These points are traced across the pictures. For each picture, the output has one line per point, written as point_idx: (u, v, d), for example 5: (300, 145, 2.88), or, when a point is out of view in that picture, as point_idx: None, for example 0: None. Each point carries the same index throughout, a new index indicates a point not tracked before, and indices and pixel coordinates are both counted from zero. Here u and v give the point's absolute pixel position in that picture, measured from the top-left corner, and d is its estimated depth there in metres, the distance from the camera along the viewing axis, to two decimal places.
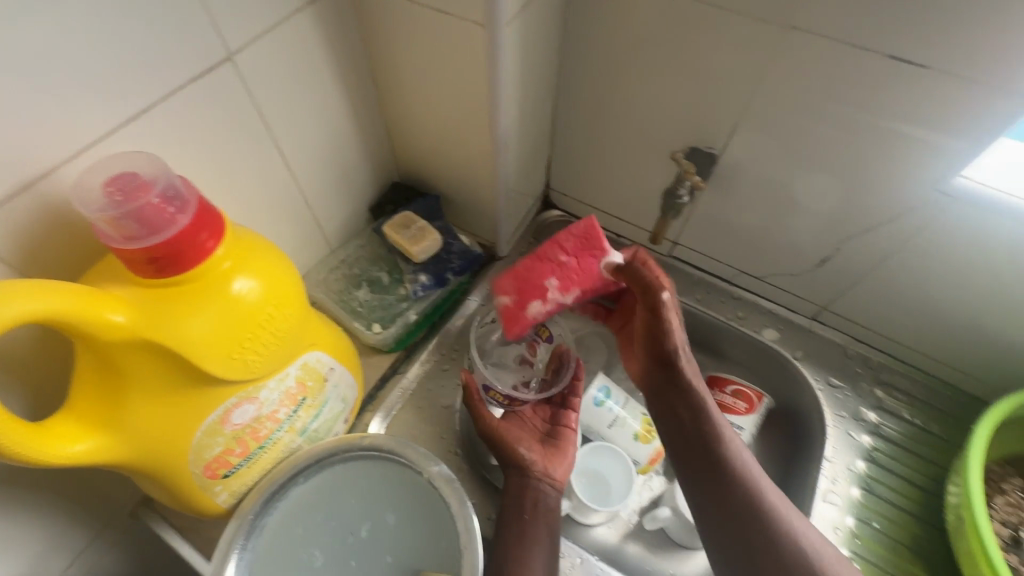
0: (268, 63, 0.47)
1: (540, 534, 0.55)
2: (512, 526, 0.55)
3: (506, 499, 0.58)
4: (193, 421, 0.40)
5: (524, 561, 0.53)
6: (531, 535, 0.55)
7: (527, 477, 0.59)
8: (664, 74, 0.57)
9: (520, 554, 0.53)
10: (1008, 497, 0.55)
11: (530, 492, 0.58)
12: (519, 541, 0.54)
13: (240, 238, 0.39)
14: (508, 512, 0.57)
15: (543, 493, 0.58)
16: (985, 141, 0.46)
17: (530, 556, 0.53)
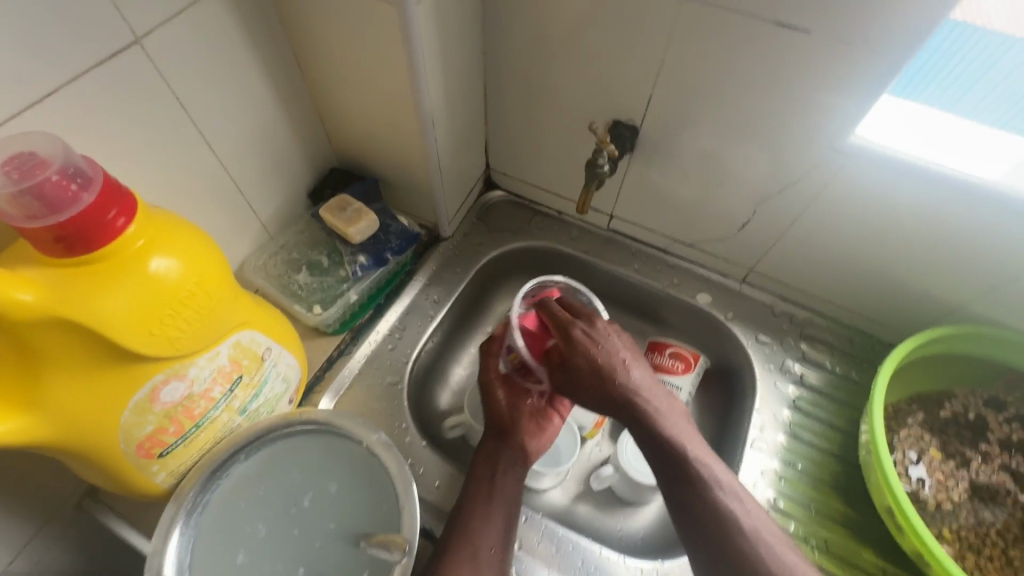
0: (183, 47, 0.48)
1: (502, 503, 0.55)
2: (480, 487, 0.56)
3: (477, 459, 0.58)
4: (120, 400, 0.40)
5: (482, 523, 0.53)
6: (496, 498, 0.55)
7: (504, 441, 0.59)
8: (581, 49, 0.59)
9: (478, 515, 0.54)
10: (908, 430, 0.61)
11: (505, 458, 0.58)
12: (482, 504, 0.55)
13: (155, 217, 0.40)
14: (478, 471, 0.57)
15: (501, 480, 0.57)
16: (866, 99, 0.50)
17: (491, 517, 0.54)
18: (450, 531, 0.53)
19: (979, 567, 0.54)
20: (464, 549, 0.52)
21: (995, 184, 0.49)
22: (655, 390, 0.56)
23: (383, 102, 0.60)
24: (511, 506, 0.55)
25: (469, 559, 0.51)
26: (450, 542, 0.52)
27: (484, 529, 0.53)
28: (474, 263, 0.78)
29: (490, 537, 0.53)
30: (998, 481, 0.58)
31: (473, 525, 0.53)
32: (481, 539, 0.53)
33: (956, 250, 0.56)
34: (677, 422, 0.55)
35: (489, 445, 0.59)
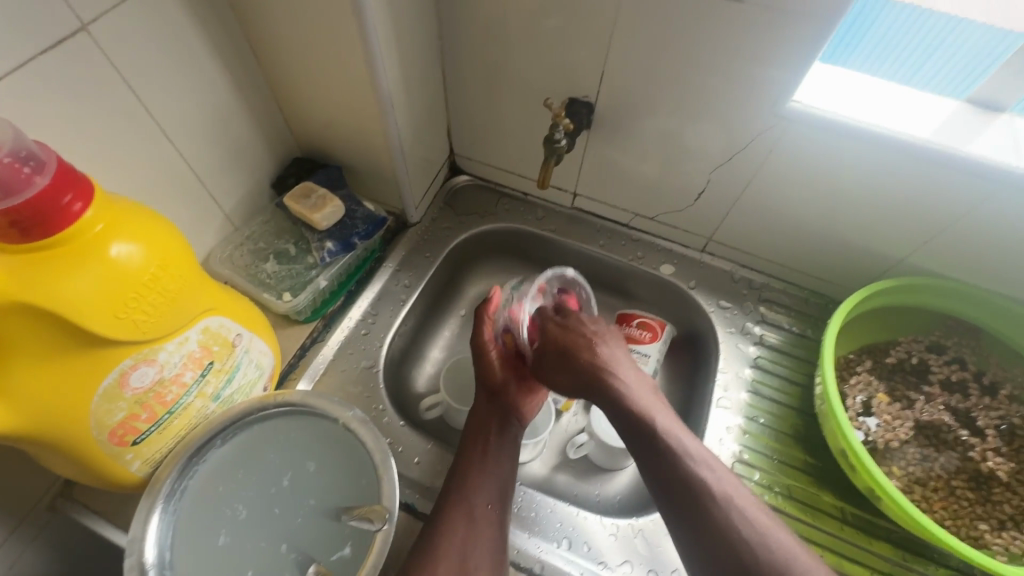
0: (131, 34, 0.47)
1: (498, 459, 0.59)
2: (475, 449, 0.60)
3: (471, 424, 0.62)
4: (88, 386, 0.41)
5: (474, 485, 0.56)
6: (490, 461, 0.59)
7: (492, 408, 0.63)
8: (534, 29, 0.61)
9: (473, 479, 0.57)
10: (858, 377, 0.66)
11: (497, 423, 0.62)
12: (476, 465, 0.58)
13: (114, 203, 0.41)
14: (471, 435, 0.61)
15: (485, 453, 0.59)
16: (802, 66, 0.52)
17: (484, 477, 0.57)
18: (445, 495, 0.56)
19: (925, 498, 0.59)
20: (459, 511, 0.54)
21: (923, 140, 0.53)
22: (624, 364, 0.60)
23: (340, 87, 0.61)
24: (505, 465, 0.59)
25: (465, 520, 0.54)
26: (444, 506, 0.55)
27: (479, 489, 0.56)
28: (443, 247, 0.79)
29: (485, 494, 0.56)
30: (940, 418, 0.62)
31: (467, 486, 0.56)
32: (475, 497, 0.56)
33: (893, 206, 0.60)
34: (646, 394, 0.57)
35: (479, 413, 0.63)
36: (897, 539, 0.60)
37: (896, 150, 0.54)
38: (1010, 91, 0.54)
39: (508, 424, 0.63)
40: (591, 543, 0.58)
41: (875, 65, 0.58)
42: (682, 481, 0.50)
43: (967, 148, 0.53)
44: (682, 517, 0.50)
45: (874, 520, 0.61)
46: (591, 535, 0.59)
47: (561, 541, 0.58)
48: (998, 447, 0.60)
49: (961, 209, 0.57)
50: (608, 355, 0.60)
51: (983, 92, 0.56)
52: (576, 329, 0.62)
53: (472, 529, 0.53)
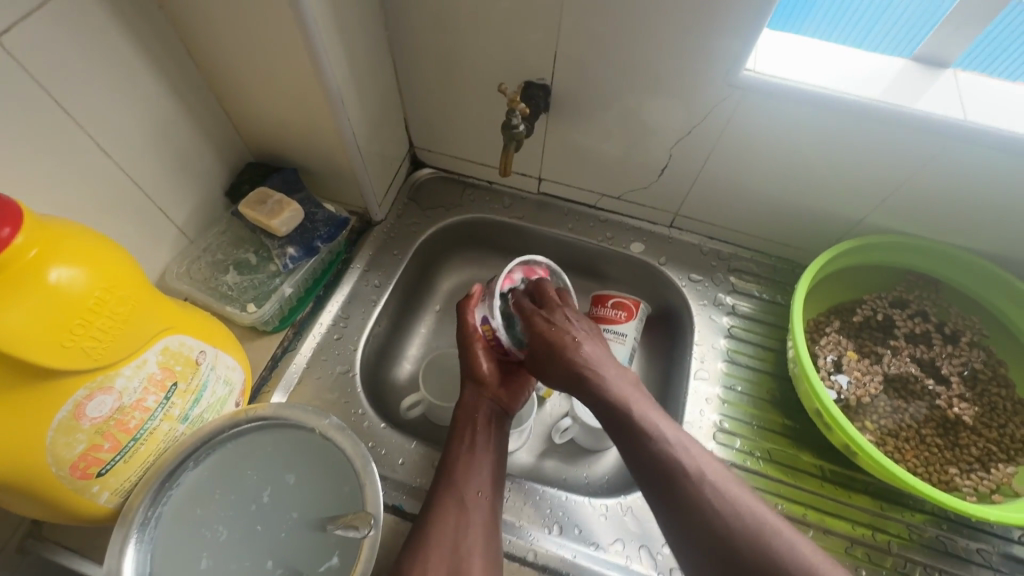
0: (50, 44, 0.44)
1: (487, 447, 0.59)
2: (463, 441, 0.59)
3: (457, 417, 0.62)
4: (40, 421, 0.39)
5: (465, 474, 0.56)
6: (478, 449, 0.59)
7: (477, 399, 0.62)
8: (483, 12, 0.59)
9: (463, 468, 0.57)
10: (828, 338, 0.67)
11: (484, 412, 0.62)
12: (465, 456, 0.58)
13: (46, 225, 0.38)
14: (459, 427, 0.60)
15: (471, 440, 0.59)
16: (754, 33, 0.52)
17: (474, 466, 0.57)
18: (435, 487, 0.56)
19: (898, 449, 0.61)
20: (450, 499, 0.54)
21: (873, 100, 0.54)
22: (606, 361, 0.58)
23: (287, 88, 0.58)
24: (495, 453, 0.59)
25: (456, 509, 0.54)
26: (435, 498, 0.55)
27: (469, 477, 0.56)
28: (411, 243, 0.77)
29: (476, 481, 0.56)
30: (907, 370, 0.64)
31: (458, 475, 0.56)
32: (466, 485, 0.55)
33: (850, 168, 0.61)
34: (627, 387, 0.56)
35: (467, 404, 0.62)
36: (875, 490, 0.62)
37: (848, 111, 0.55)
38: (953, 44, 0.56)
39: (496, 414, 0.62)
40: (581, 525, 0.59)
41: (827, 33, 0.59)
42: (659, 469, 0.50)
43: (914, 105, 0.54)
44: (664, 503, 0.49)
45: (851, 474, 0.63)
46: (582, 518, 0.59)
47: (552, 526, 0.59)
48: (962, 392, 0.63)
49: (913, 165, 0.58)
50: (592, 353, 0.58)
51: (928, 49, 0.57)
52: (559, 327, 0.60)
53: (464, 515, 0.53)
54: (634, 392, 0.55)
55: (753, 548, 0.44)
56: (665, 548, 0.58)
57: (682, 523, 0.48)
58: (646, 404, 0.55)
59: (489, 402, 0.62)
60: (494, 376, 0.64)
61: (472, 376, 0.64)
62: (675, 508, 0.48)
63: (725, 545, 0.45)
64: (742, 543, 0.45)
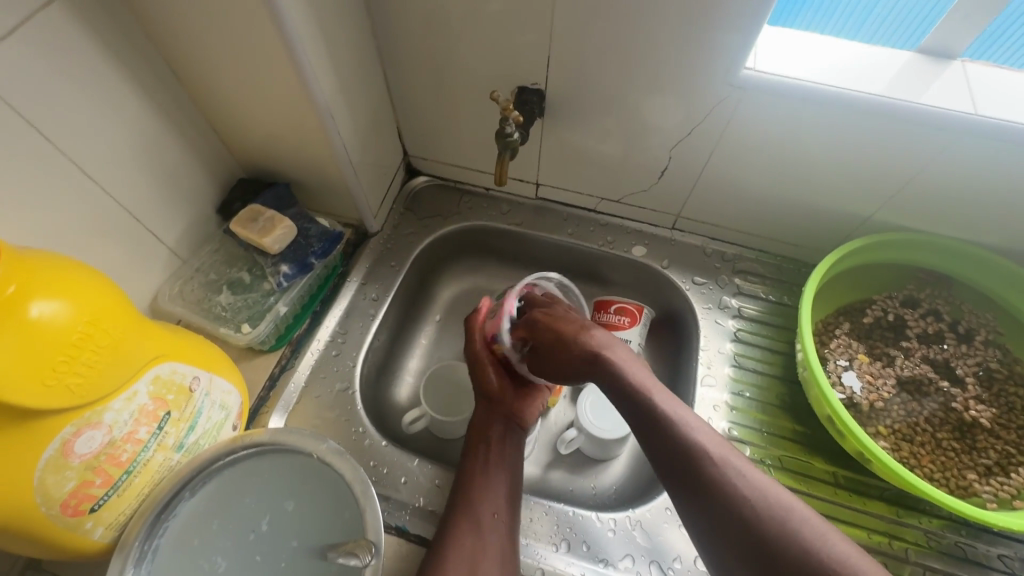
0: (24, 68, 0.43)
1: (502, 465, 0.58)
2: (477, 459, 0.58)
3: (472, 433, 0.61)
4: (26, 460, 0.38)
5: (481, 495, 0.55)
6: (493, 469, 0.57)
7: (492, 413, 0.62)
8: (473, 16, 0.57)
9: (479, 488, 0.56)
10: (838, 340, 0.66)
11: (499, 429, 0.61)
12: (481, 475, 0.57)
13: (26, 259, 0.37)
14: (472, 445, 0.60)
15: (486, 458, 0.58)
16: (753, 30, 0.50)
17: (490, 487, 0.56)
18: (450, 509, 0.55)
19: (913, 454, 0.59)
20: (465, 522, 0.53)
21: (878, 96, 0.52)
22: (615, 345, 0.58)
23: (274, 102, 0.57)
24: (511, 471, 0.58)
25: (471, 530, 0.52)
26: (449, 519, 0.54)
27: (484, 497, 0.55)
28: (408, 254, 0.76)
29: (492, 503, 0.55)
30: (921, 372, 0.62)
31: (473, 496, 0.55)
32: (481, 506, 0.54)
33: (856, 165, 0.59)
34: (639, 369, 0.55)
35: (480, 421, 0.61)
36: (891, 497, 0.61)
37: (854, 108, 0.53)
38: (960, 35, 0.54)
39: (512, 431, 0.61)
40: (590, 542, 0.57)
41: (824, 23, 0.57)
42: (675, 454, 0.48)
43: (921, 99, 0.52)
44: (684, 488, 0.47)
45: (866, 480, 0.62)
46: (590, 534, 0.58)
47: (559, 543, 0.57)
48: (978, 394, 0.61)
49: (922, 160, 0.56)
50: (597, 338, 0.58)
51: (933, 40, 0.55)
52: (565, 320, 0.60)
53: (480, 538, 0.52)
54: (645, 372, 0.55)
55: (779, 529, 0.42)
56: (675, 562, 0.57)
57: (701, 507, 0.46)
58: (660, 388, 0.53)
59: (505, 413, 0.62)
60: (505, 387, 0.63)
61: (484, 394, 0.63)
62: (696, 495, 0.46)
63: (750, 528, 0.43)
64: (767, 525, 0.43)
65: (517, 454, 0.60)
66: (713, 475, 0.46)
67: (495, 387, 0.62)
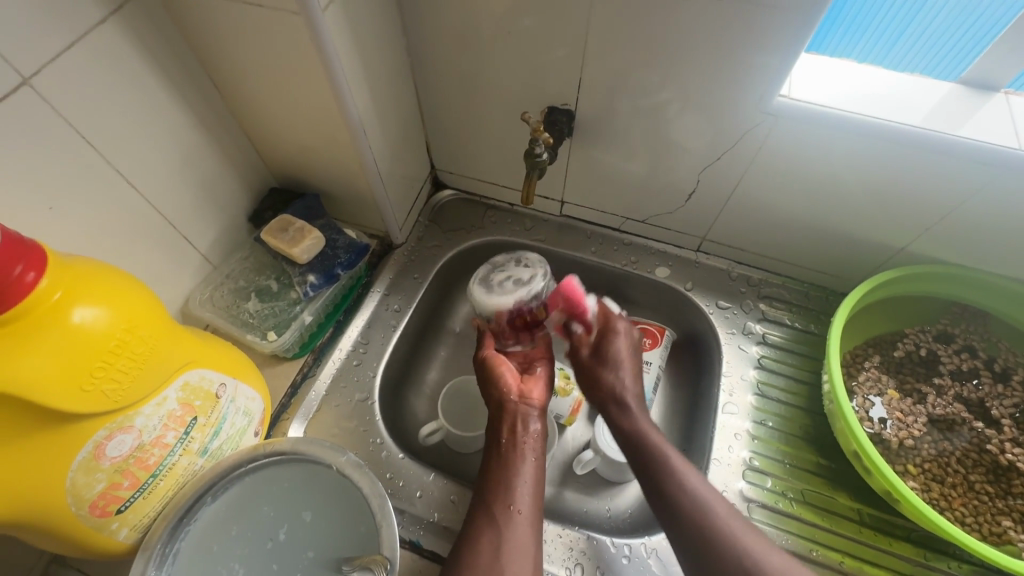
0: (77, 80, 0.45)
1: (527, 457, 0.56)
2: (496, 453, 0.57)
3: (489, 428, 0.60)
4: (61, 461, 0.39)
5: (500, 490, 0.53)
6: (515, 460, 0.55)
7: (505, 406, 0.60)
8: (505, 35, 0.58)
9: (493, 486, 0.54)
10: (867, 373, 0.64)
11: (517, 425, 0.58)
12: (500, 471, 0.55)
13: (70, 266, 0.38)
14: (493, 441, 0.58)
15: (505, 450, 0.56)
16: (788, 57, 0.50)
17: (511, 479, 0.54)
18: (472, 507, 0.53)
19: (944, 496, 0.57)
20: (484, 519, 0.51)
21: (913, 127, 0.51)
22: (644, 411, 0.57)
23: (309, 115, 0.58)
24: (533, 462, 0.56)
25: (491, 527, 0.51)
26: (472, 514, 0.52)
27: (502, 492, 0.53)
28: (431, 267, 0.77)
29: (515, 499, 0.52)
30: (953, 411, 0.61)
31: (498, 494, 0.53)
32: (499, 503, 0.52)
33: (890, 196, 0.58)
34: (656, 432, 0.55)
35: (497, 417, 0.60)
36: (918, 539, 0.59)
37: (890, 137, 0.52)
38: (1004, 68, 0.52)
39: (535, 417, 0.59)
40: (604, 568, 0.57)
41: (850, 46, 0.57)
42: (684, 518, 0.49)
43: (959, 132, 0.50)
44: (678, 528, 0.49)
45: (892, 519, 0.60)
46: (603, 559, 0.57)
47: (572, 567, 0.57)
48: (1015, 437, 0.58)
49: (961, 194, 0.55)
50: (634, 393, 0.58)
51: (977, 71, 0.54)
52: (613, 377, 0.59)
53: (500, 537, 0.50)
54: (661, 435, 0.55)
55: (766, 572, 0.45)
56: None
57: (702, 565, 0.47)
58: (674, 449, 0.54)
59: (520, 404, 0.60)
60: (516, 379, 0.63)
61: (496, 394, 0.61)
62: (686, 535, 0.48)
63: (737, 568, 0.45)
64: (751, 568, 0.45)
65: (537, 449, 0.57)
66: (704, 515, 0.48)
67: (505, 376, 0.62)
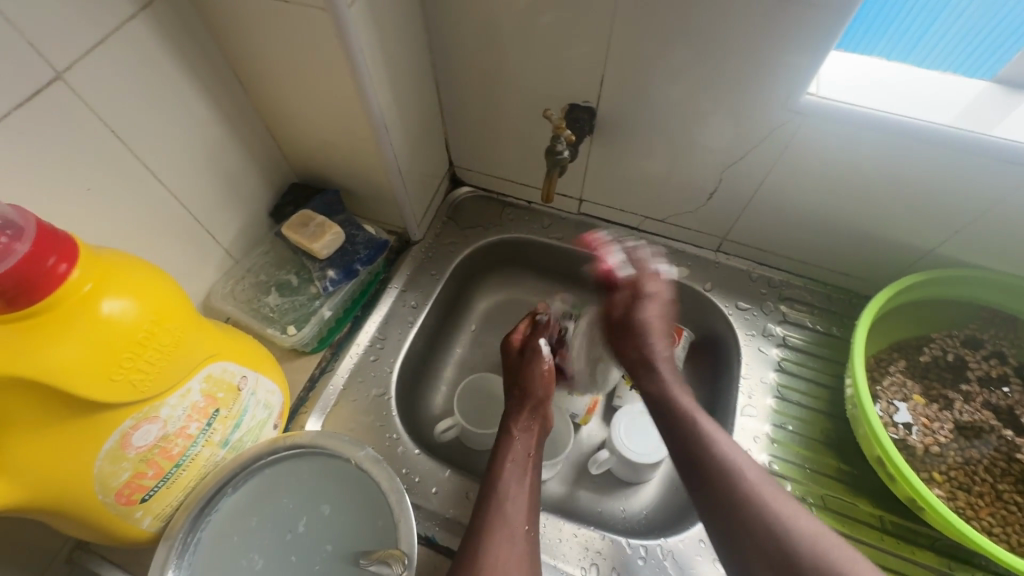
0: (107, 75, 0.45)
1: (526, 477, 0.56)
2: (507, 469, 0.56)
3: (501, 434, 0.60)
4: (89, 450, 0.40)
5: (513, 506, 0.53)
6: (524, 478, 0.56)
7: (518, 422, 0.61)
8: (527, 32, 0.58)
9: (503, 501, 0.53)
10: (891, 378, 0.63)
11: (527, 447, 0.59)
12: (510, 489, 0.54)
13: (101, 259, 0.39)
14: (501, 453, 0.58)
15: (513, 466, 0.57)
16: (818, 53, 0.49)
17: (520, 497, 0.54)
18: (478, 518, 0.52)
19: (970, 505, 0.56)
20: (500, 531, 0.51)
21: (946, 127, 0.50)
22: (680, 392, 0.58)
23: (331, 111, 0.59)
24: (532, 483, 0.56)
25: (506, 542, 0.50)
26: (478, 528, 0.51)
27: (516, 510, 0.53)
28: (448, 263, 0.77)
29: (523, 517, 0.53)
30: (981, 418, 0.59)
31: (505, 509, 0.53)
32: (515, 519, 0.52)
33: (918, 197, 0.57)
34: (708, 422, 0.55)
35: (507, 430, 0.60)
36: (941, 547, 0.57)
37: (920, 137, 0.51)
38: None
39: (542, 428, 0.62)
40: (620, 569, 0.56)
41: (874, 43, 0.55)
42: (716, 485, 0.50)
43: (993, 132, 0.49)
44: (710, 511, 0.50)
45: (915, 527, 0.59)
46: (619, 559, 0.57)
47: (588, 567, 0.56)
48: None
49: (995, 197, 0.53)
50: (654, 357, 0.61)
51: (1012, 70, 0.52)
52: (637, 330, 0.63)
53: (514, 550, 0.50)
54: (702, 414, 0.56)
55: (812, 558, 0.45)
56: None
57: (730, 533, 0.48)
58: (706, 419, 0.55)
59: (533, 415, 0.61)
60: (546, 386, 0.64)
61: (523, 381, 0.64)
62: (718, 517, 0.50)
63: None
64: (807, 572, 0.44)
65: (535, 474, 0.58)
66: (767, 536, 0.47)
67: (535, 393, 0.63)
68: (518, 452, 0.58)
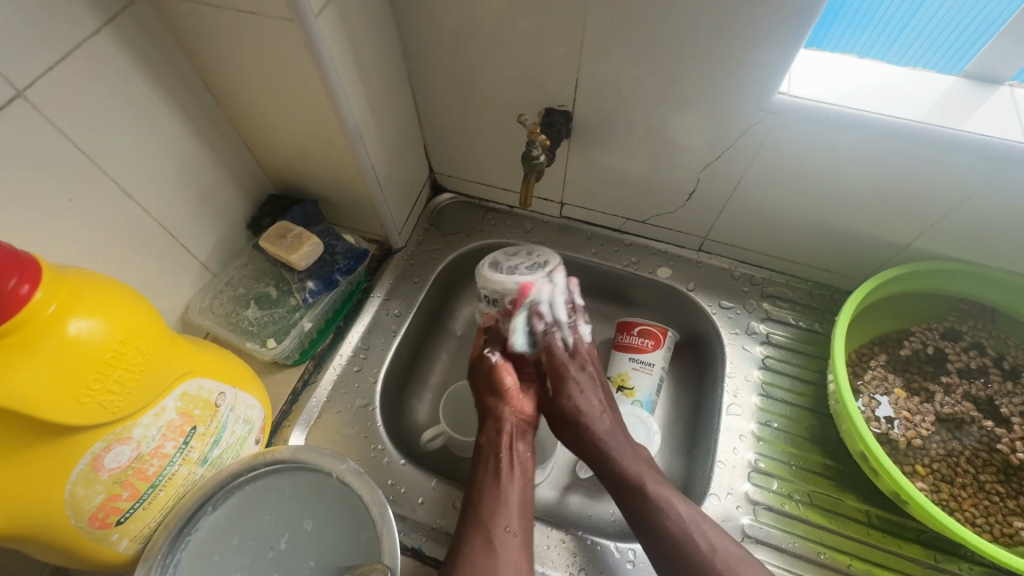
0: (72, 92, 0.45)
1: (513, 475, 0.56)
2: (488, 469, 0.56)
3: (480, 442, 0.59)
4: (58, 474, 0.39)
5: (492, 509, 0.53)
6: (504, 478, 0.55)
7: (498, 420, 0.59)
8: (501, 37, 0.58)
9: (487, 503, 0.53)
10: (873, 373, 0.64)
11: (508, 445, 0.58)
12: (491, 490, 0.54)
13: (66, 278, 0.38)
14: (484, 451, 0.58)
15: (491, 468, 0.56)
16: (787, 53, 0.49)
17: (501, 497, 0.54)
18: (465, 521, 0.53)
19: (953, 497, 0.56)
20: (478, 537, 0.51)
21: (915, 122, 0.50)
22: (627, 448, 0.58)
23: (305, 121, 0.58)
24: (521, 482, 0.56)
25: (485, 548, 0.50)
26: (462, 532, 0.52)
27: (498, 511, 0.53)
28: (431, 271, 0.76)
29: (504, 517, 0.52)
30: (962, 410, 0.60)
31: (485, 510, 0.53)
32: (493, 521, 0.52)
33: (892, 193, 0.57)
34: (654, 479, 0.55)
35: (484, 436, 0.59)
36: (927, 540, 0.58)
37: (889, 133, 0.51)
38: (1009, 61, 0.51)
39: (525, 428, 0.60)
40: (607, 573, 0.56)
41: (849, 42, 0.56)
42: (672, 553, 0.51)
43: (963, 127, 0.50)
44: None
45: (902, 522, 0.59)
46: (607, 563, 0.57)
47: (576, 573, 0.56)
48: None
49: (968, 190, 0.54)
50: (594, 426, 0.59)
51: (979, 65, 0.53)
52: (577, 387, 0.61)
53: (491, 554, 0.50)
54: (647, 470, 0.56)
55: None
56: None
57: None
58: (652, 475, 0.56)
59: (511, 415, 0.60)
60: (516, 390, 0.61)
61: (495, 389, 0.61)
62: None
63: None
64: None
65: (526, 468, 0.58)
66: None
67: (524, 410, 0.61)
68: (492, 447, 0.58)
